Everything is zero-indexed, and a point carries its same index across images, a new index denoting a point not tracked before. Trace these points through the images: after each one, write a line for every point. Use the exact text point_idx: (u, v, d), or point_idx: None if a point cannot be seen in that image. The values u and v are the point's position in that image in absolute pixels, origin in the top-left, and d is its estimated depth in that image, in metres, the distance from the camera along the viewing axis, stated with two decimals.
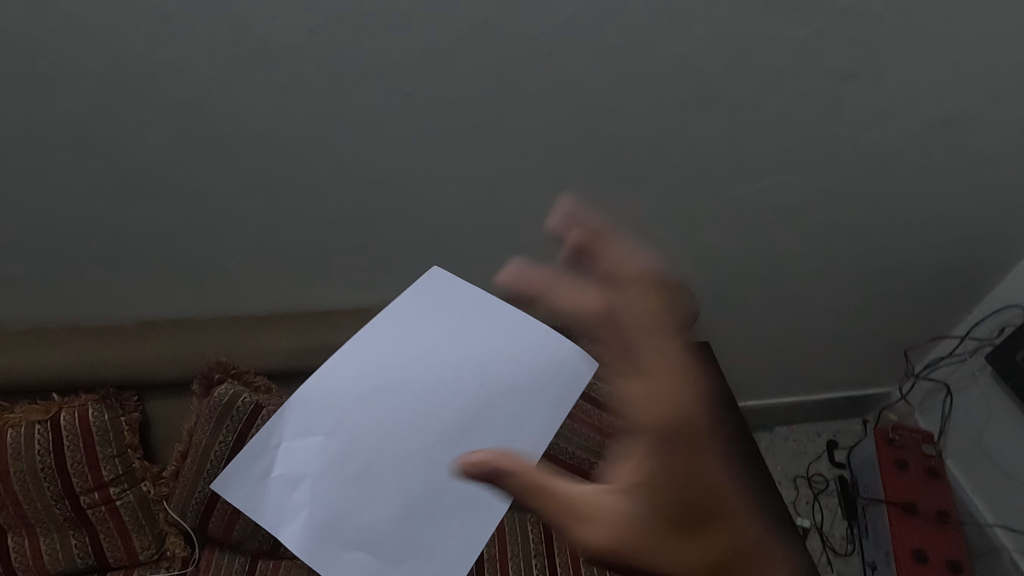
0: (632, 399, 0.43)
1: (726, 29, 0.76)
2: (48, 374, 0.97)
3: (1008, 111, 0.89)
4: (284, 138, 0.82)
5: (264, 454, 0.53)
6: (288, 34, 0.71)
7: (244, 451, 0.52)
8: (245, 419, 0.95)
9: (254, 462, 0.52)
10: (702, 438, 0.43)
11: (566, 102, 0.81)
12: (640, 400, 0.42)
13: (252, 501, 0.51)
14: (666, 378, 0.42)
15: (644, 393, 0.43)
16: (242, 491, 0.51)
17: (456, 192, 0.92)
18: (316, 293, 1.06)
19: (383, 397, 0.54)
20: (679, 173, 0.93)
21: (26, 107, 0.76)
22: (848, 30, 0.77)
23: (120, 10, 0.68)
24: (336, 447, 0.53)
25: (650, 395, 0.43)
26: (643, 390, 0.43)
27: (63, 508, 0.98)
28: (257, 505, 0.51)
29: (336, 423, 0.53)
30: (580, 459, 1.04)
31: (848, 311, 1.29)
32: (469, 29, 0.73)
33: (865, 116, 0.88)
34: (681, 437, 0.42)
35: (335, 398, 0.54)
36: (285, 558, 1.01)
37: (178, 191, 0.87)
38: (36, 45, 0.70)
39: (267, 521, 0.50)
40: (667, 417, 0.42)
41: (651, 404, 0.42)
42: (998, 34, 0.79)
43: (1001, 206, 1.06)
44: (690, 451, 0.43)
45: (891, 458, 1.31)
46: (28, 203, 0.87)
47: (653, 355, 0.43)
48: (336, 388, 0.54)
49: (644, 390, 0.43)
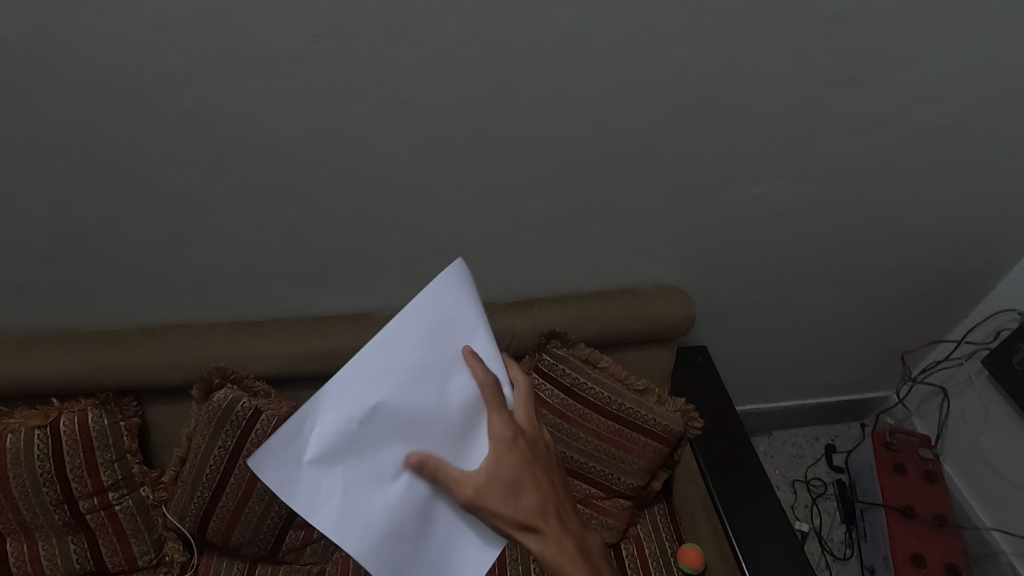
0: (482, 496, 0.58)
1: (721, 36, 0.76)
2: (44, 380, 0.96)
3: (1002, 117, 0.90)
4: (284, 145, 0.82)
5: (299, 440, 0.57)
6: (288, 42, 0.72)
7: (278, 437, 0.57)
8: (245, 424, 0.98)
9: (289, 448, 0.57)
10: (552, 517, 0.61)
11: (564, 109, 0.82)
12: (490, 492, 0.58)
13: (289, 481, 0.57)
14: (511, 474, 0.59)
15: (493, 493, 0.58)
16: (277, 473, 0.57)
17: (455, 198, 0.92)
18: (316, 298, 1.06)
19: (418, 415, 0.59)
20: (676, 178, 0.94)
21: (29, 112, 0.76)
22: (842, 37, 0.78)
23: (122, 18, 0.69)
24: (366, 440, 0.58)
25: (502, 490, 0.59)
26: (493, 487, 0.58)
27: (61, 514, 0.98)
28: (294, 485, 0.57)
29: (368, 421, 0.58)
30: (578, 462, 1.05)
31: (845, 316, 1.29)
32: (468, 36, 0.73)
33: (859, 122, 0.89)
34: (532, 522, 0.59)
35: (377, 407, 0.58)
36: (283, 562, 1.05)
37: (178, 197, 0.88)
38: (39, 52, 0.71)
39: (303, 504, 0.56)
40: (519, 511, 0.59)
41: (501, 497, 0.58)
42: (990, 41, 0.80)
43: (996, 211, 1.06)
44: (545, 531, 0.60)
45: (888, 461, 1.33)
46: (29, 209, 0.87)
47: (499, 455, 0.59)
48: (365, 381, 0.58)
49: (492, 487, 0.58)
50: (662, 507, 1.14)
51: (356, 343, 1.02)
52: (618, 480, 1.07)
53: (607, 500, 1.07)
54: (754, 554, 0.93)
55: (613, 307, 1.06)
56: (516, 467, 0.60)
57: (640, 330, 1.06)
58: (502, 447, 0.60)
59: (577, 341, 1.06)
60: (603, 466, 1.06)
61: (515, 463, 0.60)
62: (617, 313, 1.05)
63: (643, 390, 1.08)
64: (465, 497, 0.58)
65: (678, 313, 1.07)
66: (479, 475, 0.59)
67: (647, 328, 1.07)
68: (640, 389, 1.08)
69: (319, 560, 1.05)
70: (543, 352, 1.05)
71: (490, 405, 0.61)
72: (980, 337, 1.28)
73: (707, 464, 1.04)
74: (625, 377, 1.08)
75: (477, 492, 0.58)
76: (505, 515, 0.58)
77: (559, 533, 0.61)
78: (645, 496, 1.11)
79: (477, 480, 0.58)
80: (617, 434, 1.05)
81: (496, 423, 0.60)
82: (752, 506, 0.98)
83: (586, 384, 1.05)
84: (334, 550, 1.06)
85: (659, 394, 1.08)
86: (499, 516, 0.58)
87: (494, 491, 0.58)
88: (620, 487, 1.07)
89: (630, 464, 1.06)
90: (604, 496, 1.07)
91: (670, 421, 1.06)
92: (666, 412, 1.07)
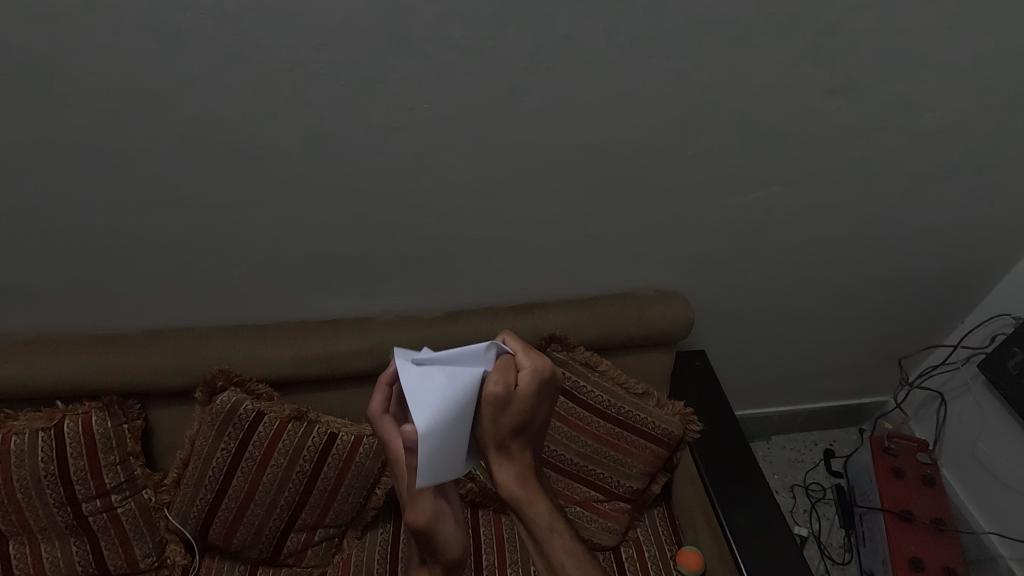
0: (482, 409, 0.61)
1: (716, 45, 0.78)
2: (47, 383, 0.97)
3: (992, 124, 0.91)
4: (290, 151, 0.84)
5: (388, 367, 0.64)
6: (294, 50, 0.74)
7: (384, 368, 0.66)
8: (247, 426, 1.00)
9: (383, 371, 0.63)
10: (520, 452, 0.67)
11: (564, 116, 0.84)
12: (487, 414, 0.61)
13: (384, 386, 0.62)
14: (519, 404, 0.62)
15: (498, 416, 0.61)
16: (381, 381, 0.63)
17: (457, 204, 0.94)
18: (319, 303, 1.08)
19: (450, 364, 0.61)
20: (674, 185, 0.95)
21: (41, 119, 0.78)
22: (834, 47, 0.80)
23: (133, 26, 0.70)
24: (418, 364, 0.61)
25: (497, 420, 0.62)
26: (494, 411, 0.61)
27: (64, 516, 0.99)
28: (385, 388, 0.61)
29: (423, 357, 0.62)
30: (576, 465, 1.07)
31: (842, 321, 1.31)
32: (470, 45, 0.75)
33: (854, 129, 0.91)
34: (506, 448, 0.65)
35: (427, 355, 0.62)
36: (285, 565, 1.06)
37: (185, 202, 0.89)
38: (51, 59, 0.72)
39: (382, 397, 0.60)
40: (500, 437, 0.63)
41: (491, 424, 0.62)
42: (980, 49, 0.82)
43: (987, 217, 1.08)
44: (510, 455, 0.66)
45: (886, 466, 1.33)
46: (39, 213, 0.89)
47: (514, 396, 0.61)
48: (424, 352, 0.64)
49: (490, 409, 0.60)
50: (662, 510, 1.15)
51: (358, 347, 1.02)
52: (617, 483, 1.08)
53: (606, 503, 1.09)
54: (752, 555, 0.93)
55: (613, 312, 1.07)
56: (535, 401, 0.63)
57: (640, 335, 1.07)
58: (518, 386, 0.62)
59: (576, 346, 1.07)
60: (602, 469, 1.07)
61: (521, 404, 0.62)
62: (615, 318, 1.06)
63: (642, 394, 1.09)
64: (490, 392, 0.60)
65: (677, 318, 1.07)
66: (496, 393, 0.60)
67: (646, 334, 1.07)
68: (639, 392, 1.08)
69: (319, 562, 1.06)
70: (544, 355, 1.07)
71: (521, 350, 0.66)
72: (975, 341, 1.29)
73: (706, 467, 1.05)
74: (624, 381, 1.09)
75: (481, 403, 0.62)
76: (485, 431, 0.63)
77: (521, 467, 0.68)
78: (646, 499, 1.12)
79: (489, 399, 0.60)
80: (618, 437, 1.07)
81: (522, 367, 0.64)
82: (751, 509, 0.99)
83: (585, 386, 1.06)
84: (334, 552, 1.08)
85: (659, 398, 1.09)
86: (485, 431, 0.63)
87: (488, 413, 0.61)
88: (619, 490, 1.08)
89: (628, 466, 1.07)
90: (604, 499, 1.09)
91: (669, 424, 1.07)
92: (666, 415, 1.07)
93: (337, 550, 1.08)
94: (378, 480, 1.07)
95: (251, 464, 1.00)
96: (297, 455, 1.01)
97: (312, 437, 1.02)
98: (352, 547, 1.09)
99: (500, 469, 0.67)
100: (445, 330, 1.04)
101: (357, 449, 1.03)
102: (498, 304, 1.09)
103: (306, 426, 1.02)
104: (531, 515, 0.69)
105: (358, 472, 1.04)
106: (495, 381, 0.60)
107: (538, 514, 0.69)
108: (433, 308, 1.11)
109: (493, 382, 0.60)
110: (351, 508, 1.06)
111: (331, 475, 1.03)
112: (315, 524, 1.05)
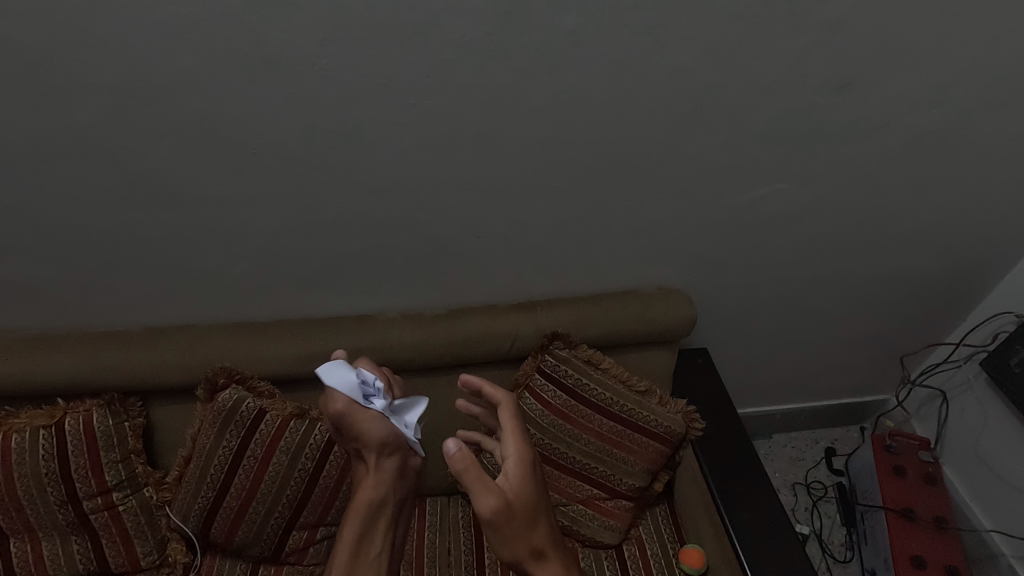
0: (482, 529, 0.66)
1: (720, 41, 0.78)
2: (47, 381, 0.97)
3: (995, 121, 0.91)
4: (292, 147, 0.84)
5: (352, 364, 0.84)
6: (297, 46, 0.73)
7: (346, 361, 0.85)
8: (249, 424, 1.00)
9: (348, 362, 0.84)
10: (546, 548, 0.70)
11: (567, 112, 0.84)
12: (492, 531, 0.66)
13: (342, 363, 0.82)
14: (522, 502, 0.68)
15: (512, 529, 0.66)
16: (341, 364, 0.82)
17: (460, 201, 0.94)
18: (320, 300, 1.07)
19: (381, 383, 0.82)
20: (677, 183, 0.95)
21: (42, 116, 0.78)
22: (837, 44, 0.80)
23: (135, 21, 0.70)
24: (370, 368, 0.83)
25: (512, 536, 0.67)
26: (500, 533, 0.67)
27: (66, 514, 0.99)
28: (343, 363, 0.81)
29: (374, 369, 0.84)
30: (578, 463, 1.07)
31: (843, 320, 1.31)
32: (474, 41, 0.75)
33: (857, 126, 0.90)
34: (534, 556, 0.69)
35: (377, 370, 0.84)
36: (287, 564, 1.05)
37: (187, 200, 0.89)
38: (52, 54, 0.72)
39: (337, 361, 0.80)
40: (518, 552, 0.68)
41: (506, 542, 0.67)
42: (985, 45, 0.81)
43: (990, 214, 1.08)
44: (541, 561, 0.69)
45: (887, 464, 1.33)
46: (40, 211, 0.88)
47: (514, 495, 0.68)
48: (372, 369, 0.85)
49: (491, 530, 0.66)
50: (664, 508, 1.15)
51: (360, 344, 1.02)
52: (619, 482, 1.08)
53: (609, 501, 1.08)
54: (755, 554, 0.93)
55: (616, 309, 1.06)
56: (526, 495, 0.69)
57: (642, 333, 1.07)
58: (510, 494, 0.67)
59: (578, 344, 1.07)
60: (605, 468, 1.07)
61: (521, 510, 0.67)
62: (617, 316, 1.06)
63: (644, 392, 1.09)
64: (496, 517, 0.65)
65: (680, 316, 1.07)
66: (497, 519, 0.65)
67: (648, 331, 1.07)
68: (641, 390, 1.08)
69: (321, 562, 1.05)
70: (546, 352, 1.07)
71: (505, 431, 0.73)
72: (977, 339, 1.30)
73: (708, 465, 1.05)
74: (626, 378, 1.09)
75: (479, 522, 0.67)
76: (501, 548, 0.69)
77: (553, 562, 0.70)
78: (648, 498, 1.12)
79: (490, 522, 0.66)
80: (620, 435, 1.07)
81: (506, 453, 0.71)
82: (754, 506, 0.99)
83: (587, 384, 1.06)
84: None
85: (661, 396, 1.09)
86: (508, 547, 0.68)
87: (494, 536, 0.67)
88: (621, 488, 1.08)
89: (630, 465, 1.07)
90: (606, 497, 1.08)
91: (671, 422, 1.07)
92: (668, 413, 1.07)
93: None
94: None
95: (254, 461, 1.00)
96: (299, 452, 1.01)
97: (314, 435, 1.02)
98: None
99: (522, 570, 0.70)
100: (447, 327, 1.04)
101: None
102: (499, 303, 1.09)
103: (308, 424, 1.02)
104: None
105: None
106: (486, 498, 0.65)
107: None
108: (435, 306, 1.11)
109: (489, 498, 0.65)
110: None
111: (332, 474, 1.02)
112: (317, 523, 1.05)
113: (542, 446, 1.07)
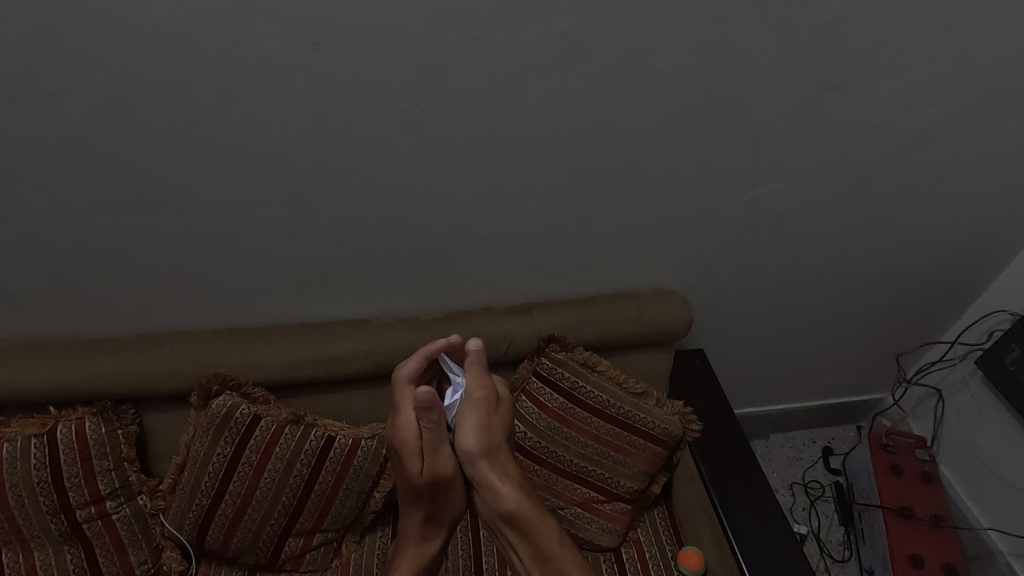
0: (461, 413, 0.85)
1: (715, 42, 0.78)
2: (38, 389, 0.96)
3: (988, 121, 0.92)
4: (284, 152, 0.83)
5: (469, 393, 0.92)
6: (289, 48, 0.73)
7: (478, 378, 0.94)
8: (244, 430, 0.99)
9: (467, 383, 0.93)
10: (500, 459, 0.85)
11: (561, 114, 0.83)
12: (468, 416, 0.84)
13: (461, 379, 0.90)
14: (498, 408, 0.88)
15: (483, 420, 0.85)
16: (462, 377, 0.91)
17: (455, 204, 0.93)
18: (315, 305, 1.07)
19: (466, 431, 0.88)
20: (672, 184, 0.95)
21: (30, 121, 0.77)
22: (830, 45, 0.80)
23: (124, 26, 0.69)
24: None
25: (481, 426, 0.84)
26: (476, 415, 0.85)
27: (58, 524, 0.98)
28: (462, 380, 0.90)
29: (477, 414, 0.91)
30: (574, 465, 1.07)
31: (839, 319, 1.31)
32: (467, 44, 0.74)
33: (851, 126, 0.90)
34: (489, 453, 0.84)
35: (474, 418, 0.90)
36: (284, 570, 1.05)
37: (178, 205, 0.88)
38: (40, 59, 0.71)
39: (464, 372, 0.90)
40: (481, 439, 0.84)
41: (474, 432, 0.84)
42: (978, 44, 0.81)
43: (983, 213, 1.08)
44: (497, 465, 0.84)
45: (884, 462, 1.34)
46: (29, 217, 0.87)
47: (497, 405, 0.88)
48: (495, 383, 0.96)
49: (469, 414, 0.84)
50: (662, 510, 1.14)
51: (356, 349, 1.01)
52: (617, 484, 1.07)
53: (607, 504, 1.08)
54: (754, 555, 0.93)
55: (611, 312, 1.06)
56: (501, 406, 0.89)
57: (638, 335, 1.07)
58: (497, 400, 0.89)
59: (574, 346, 1.07)
60: (602, 470, 1.07)
61: (494, 412, 0.87)
62: (613, 318, 1.06)
63: (642, 393, 1.08)
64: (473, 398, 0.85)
65: (677, 318, 1.07)
66: (482, 398, 0.86)
67: (644, 333, 1.07)
68: (638, 392, 1.08)
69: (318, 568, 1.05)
70: (543, 356, 1.06)
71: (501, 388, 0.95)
72: (973, 337, 1.30)
73: (705, 465, 1.05)
74: (622, 380, 1.08)
75: (463, 403, 0.86)
76: (468, 434, 0.83)
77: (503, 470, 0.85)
78: (646, 500, 1.12)
79: (474, 402, 0.85)
80: (617, 438, 1.06)
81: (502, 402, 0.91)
82: (751, 506, 0.99)
83: (584, 386, 1.06)
84: (333, 556, 1.07)
85: (658, 397, 1.08)
86: (471, 436, 0.83)
87: (472, 415, 0.84)
88: (619, 491, 1.08)
89: (628, 467, 1.06)
90: (604, 500, 1.08)
91: (669, 424, 1.06)
92: (666, 415, 1.06)
93: (336, 554, 1.07)
94: (377, 482, 1.06)
95: (248, 468, 1.00)
96: (295, 458, 1.00)
97: (309, 440, 1.01)
98: (351, 551, 1.08)
99: (477, 473, 0.84)
100: (443, 331, 1.04)
101: (355, 453, 1.02)
102: (496, 305, 1.09)
103: (304, 429, 1.02)
104: (528, 525, 0.83)
105: (357, 476, 1.03)
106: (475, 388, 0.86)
107: (536, 526, 0.83)
108: (431, 309, 1.11)
109: (478, 394, 0.86)
110: (349, 512, 1.05)
111: (329, 479, 1.02)
112: (313, 529, 1.04)
113: (540, 449, 1.06)
